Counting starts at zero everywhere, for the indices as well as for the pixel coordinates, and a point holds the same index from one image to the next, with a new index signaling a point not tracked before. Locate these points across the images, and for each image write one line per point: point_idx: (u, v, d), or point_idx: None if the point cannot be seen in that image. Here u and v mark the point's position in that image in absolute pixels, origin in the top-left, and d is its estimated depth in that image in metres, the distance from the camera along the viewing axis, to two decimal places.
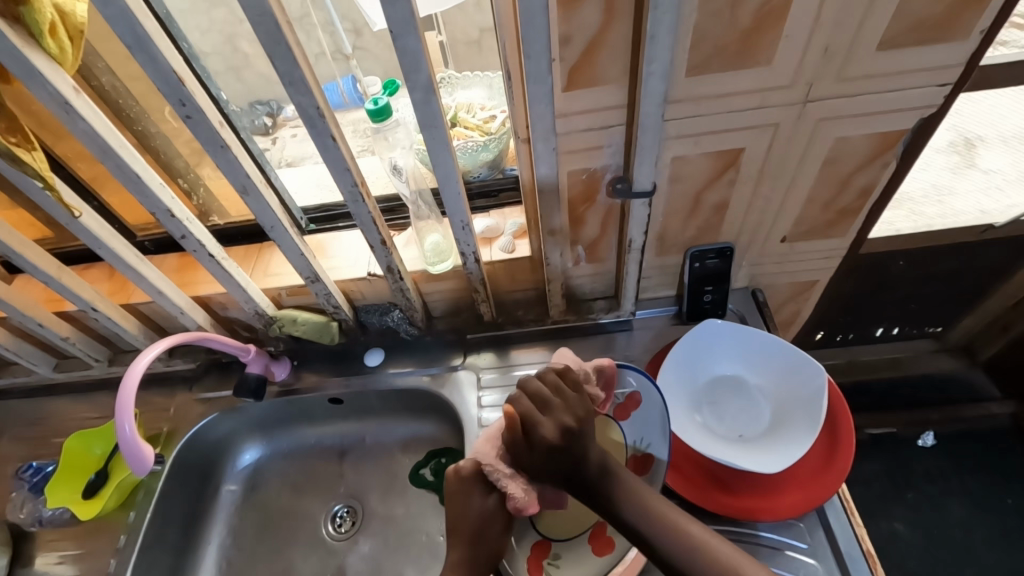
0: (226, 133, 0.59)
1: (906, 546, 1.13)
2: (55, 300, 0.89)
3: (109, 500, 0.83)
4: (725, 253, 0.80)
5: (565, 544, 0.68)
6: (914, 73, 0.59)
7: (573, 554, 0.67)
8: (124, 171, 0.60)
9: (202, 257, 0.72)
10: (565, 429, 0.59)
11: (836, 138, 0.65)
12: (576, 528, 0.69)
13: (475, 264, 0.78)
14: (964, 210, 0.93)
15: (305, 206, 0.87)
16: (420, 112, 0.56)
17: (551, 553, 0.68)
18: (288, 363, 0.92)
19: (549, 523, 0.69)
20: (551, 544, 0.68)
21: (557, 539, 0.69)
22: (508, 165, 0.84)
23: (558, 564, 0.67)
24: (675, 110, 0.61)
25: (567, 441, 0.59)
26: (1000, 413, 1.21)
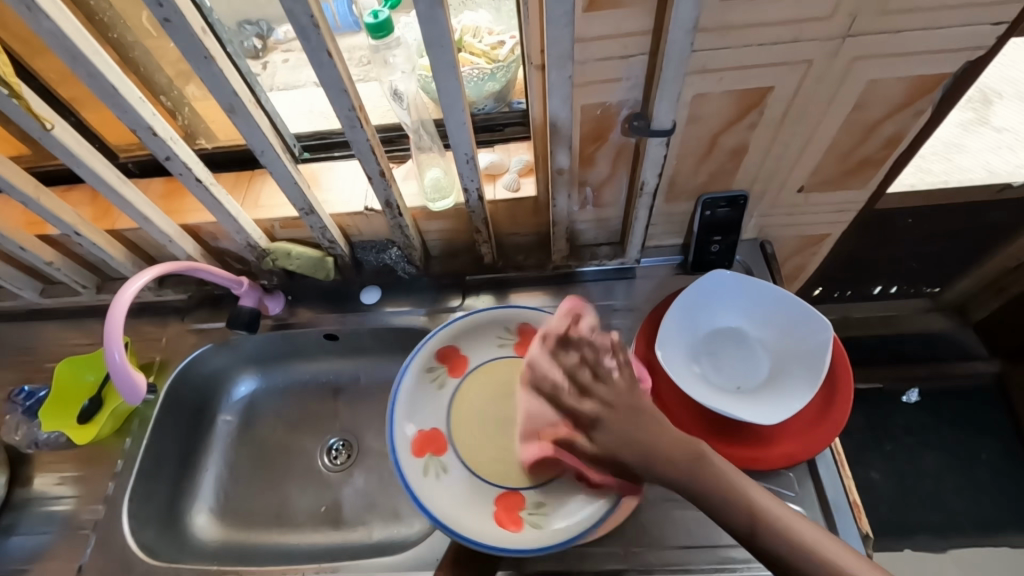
0: (210, 43, 0.53)
1: (879, 494, 1.17)
2: (35, 222, 0.85)
3: (104, 426, 0.83)
4: (737, 201, 0.77)
5: (544, 492, 0.71)
6: (965, 10, 0.54)
7: (553, 499, 0.70)
8: (98, 80, 0.55)
9: (188, 181, 0.68)
10: (571, 345, 0.74)
11: (872, 80, 0.61)
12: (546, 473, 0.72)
13: (478, 202, 0.74)
14: (974, 167, 0.89)
15: (297, 133, 0.83)
16: (426, 29, 0.51)
17: (529, 504, 0.70)
18: (282, 298, 0.90)
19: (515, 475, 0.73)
20: (526, 496, 0.71)
21: (528, 490, 0.72)
22: (515, 98, 0.80)
23: (539, 512, 0.69)
24: (706, 40, 0.56)
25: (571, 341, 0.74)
26: (984, 373, 1.23)
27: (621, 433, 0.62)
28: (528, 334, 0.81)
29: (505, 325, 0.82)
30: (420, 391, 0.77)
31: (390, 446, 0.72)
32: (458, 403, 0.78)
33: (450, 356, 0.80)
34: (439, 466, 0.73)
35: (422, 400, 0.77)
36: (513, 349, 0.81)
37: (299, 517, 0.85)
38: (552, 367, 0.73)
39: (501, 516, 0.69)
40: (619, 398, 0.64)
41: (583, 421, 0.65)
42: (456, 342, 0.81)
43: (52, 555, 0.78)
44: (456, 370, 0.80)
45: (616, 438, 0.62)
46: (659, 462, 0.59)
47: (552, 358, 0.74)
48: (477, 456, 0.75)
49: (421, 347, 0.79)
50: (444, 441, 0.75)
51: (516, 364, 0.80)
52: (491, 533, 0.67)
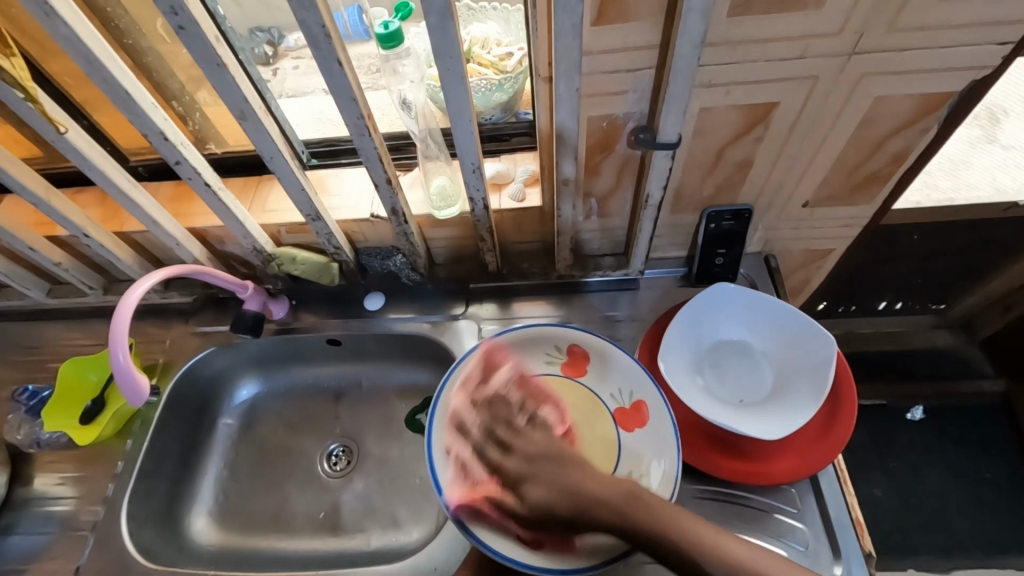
0: (223, 50, 0.54)
1: (882, 512, 1.16)
2: (45, 223, 0.86)
3: (106, 427, 0.83)
4: (742, 214, 0.77)
5: None
6: (971, 29, 0.54)
7: None
8: (112, 85, 0.56)
9: (197, 185, 0.68)
10: (486, 399, 0.72)
11: (878, 96, 0.61)
12: None
13: (483, 211, 0.75)
14: (980, 185, 0.89)
15: (306, 139, 0.83)
16: (435, 39, 0.52)
17: None
18: (286, 302, 0.90)
19: None
20: None
21: None
22: (522, 109, 0.80)
23: None
24: (712, 54, 0.57)
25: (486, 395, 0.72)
26: (990, 391, 1.22)
27: (551, 484, 0.62)
28: (578, 356, 0.78)
29: (557, 343, 0.78)
30: (466, 393, 0.74)
31: (427, 448, 0.68)
32: None
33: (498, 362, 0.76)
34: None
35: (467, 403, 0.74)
36: (560, 368, 0.77)
37: (297, 523, 0.85)
38: (473, 419, 0.71)
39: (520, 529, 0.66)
40: (540, 450, 0.65)
41: (508, 479, 0.64)
42: (507, 351, 0.77)
43: (50, 556, 0.78)
44: None
45: (547, 494, 0.61)
46: (600, 511, 0.58)
47: (468, 411, 0.71)
48: None
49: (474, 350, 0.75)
50: None
51: (564, 384, 0.76)
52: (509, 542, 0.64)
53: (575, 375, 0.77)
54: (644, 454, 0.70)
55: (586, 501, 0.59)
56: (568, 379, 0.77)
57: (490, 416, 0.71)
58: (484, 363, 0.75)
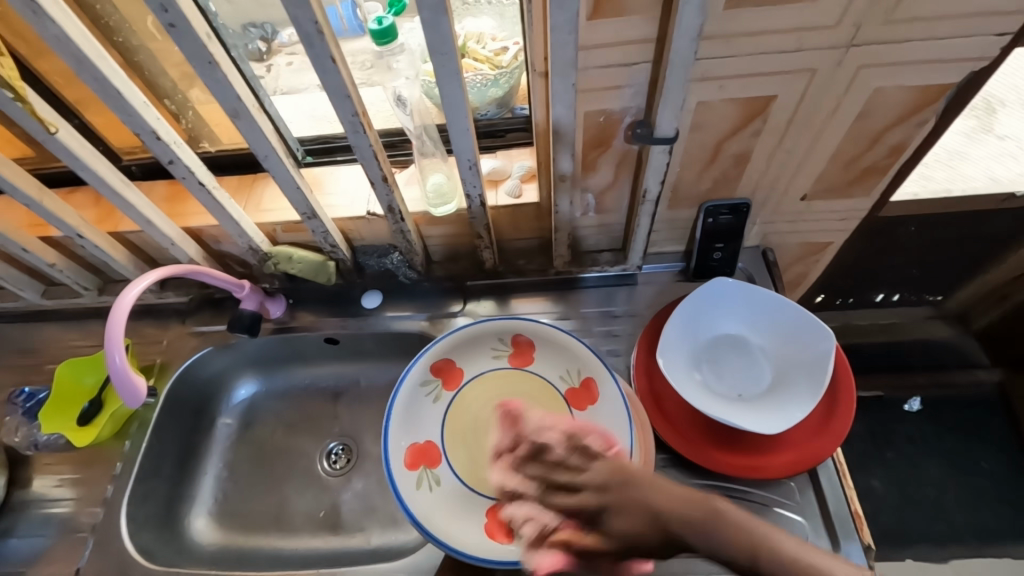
0: (215, 48, 0.53)
1: (880, 503, 1.17)
2: (38, 224, 0.85)
3: (103, 429, 0.83)
4: (740, 208, 0.77)
5: None
6: (969, 20, 0.54)
7: None
8: (103, 84, 0.55)
9: (191, 185, 0.68)
10: (532, 447, 0.64)
11: (876, 89, 0.61)
12: None
13: (480, 208, 0.74)
14: (976, 176, 0.89)
15: (301, 137, 0.83)
16: (429, 35, 0.51)
17: None
18: (283, 301, 0.90)
19: None
20: None
21: None
22: (518, 104, 0.80)
23: None
24: (709, 48, 0.56)
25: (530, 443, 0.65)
26: (987, 383, 1.22)
27: (634, 512, 0.53)
28: (525, 347, 0.80)
29: (501, 336, 0.80)
30: (415, 405, 0.76)
31: (384, 466, 0.71)
32: (455, 414, 0.78)
33: (444, 369, 0.79)
34: (432, 478, 0.73)
35: (417, 414, 0.76)
36: (508, 361, 0.80)
37: (297, 522, 0.85)
38: (519, 482, 0.64)
39: (491, 527, 0.70)
40: (606, 478, 0.57)
41: (586, 521, 0.56)
42: (452, 355, 0.79)
43: (49, 558, 0.78)
44: (450, 384, 0.79)
45: (629, 525, 0.53)
46: (688, 534, 0.50)
47: (517, 474, 0.64)
48: (472, 467, 0.75)
49: (416, 361, 0.77)
50: (437, 453, 0.75)
51: (513, 377, 0.79)
52: (480, 545, 0.67)
53: (523, 365, 0.80)
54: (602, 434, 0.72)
55: (675, 526, 0.51)
56: (517, 371, 0.79)
57: (541, 465, 0.63)
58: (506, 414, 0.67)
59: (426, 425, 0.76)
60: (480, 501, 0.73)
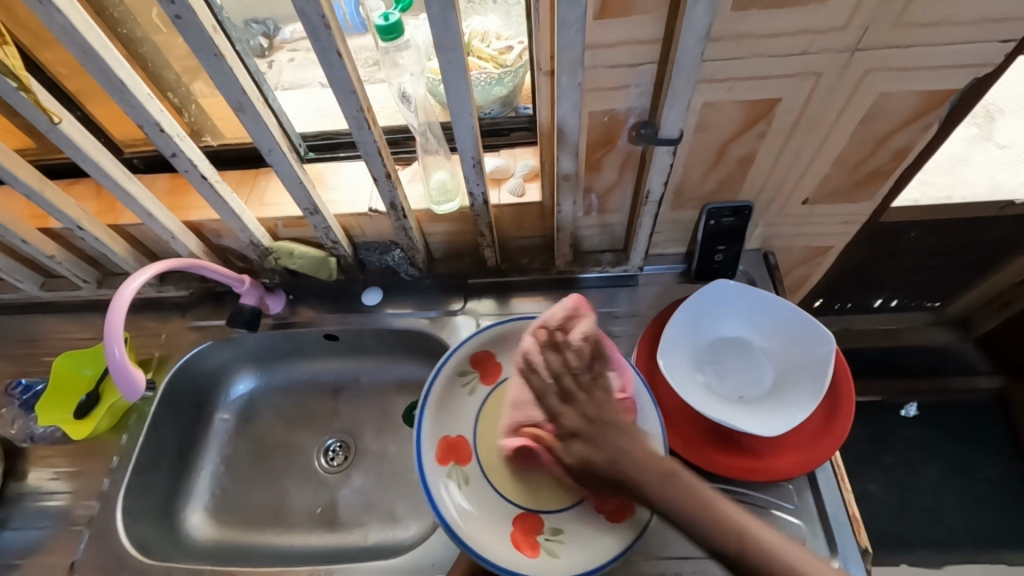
0: (221, 40, 0.53)
1: (876, 508, 1.17)
2: (38, 215, 0.85)
3: (101, 422, 0.83)
4: (742, 211, 0.77)
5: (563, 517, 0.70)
6: (975, 26, 0.54)
7: (573, 527, 0.69)
8: (108, 76, 0.55)
9: (194, 178, 0.68)
10: (566, 343, 0.69)
11: (880, 93, 0.61)
12: (568, 499, 0.71)
13: (483, 206, 0.74)
14: (975, 183, 0.90)
15: (304, 132, 0.83)
16: (437, 32, 0.51)
17: (547, 529, 0.69)
18: (283, 297, 0.89)
19: (533, 497, 0.72)
20: (546, 519, 0.70)
21: (548, 514, 0.70)
22: (522, 103, 0.80)
23: (557, 538, 0.68)
24: (715, 49, 0.57)
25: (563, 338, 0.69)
26: (985, 389, 1.22)
27: (603, 449, 0.60)
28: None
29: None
30: (450, 396, 0.76)
31: (415, 453, 0.71)
32: (488, 412, 0.77)
33: (483, 363, 0.79)
34: (461, 476, 0.73)
35: (450, 405, 0.76)
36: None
37: (295, 518, 0.85)
38: (541, 360, 0.69)
39: (518, 538, 0.69)
40: (601, 414, 0.63)
41: (560, 429, 0.64)
42: (493, 349, 0.79)
43: (44, 551, 0.77)
44: (486, 379, 0.78)
45: (596, 451, 0.61)
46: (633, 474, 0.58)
47: (541, 351, 0.69)
48: (501, 473, 0.74)
49: (454, 352, 0.77)
50: (468, 452, 0.75)
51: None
52: (503, 553, 0.66)
53: None
54: None
55: (623, 470, 0.59)
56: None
57: (560, 358, 0.68)
58: (570, 310, 0.71)
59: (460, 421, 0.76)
60: (506, 508, 0.71)
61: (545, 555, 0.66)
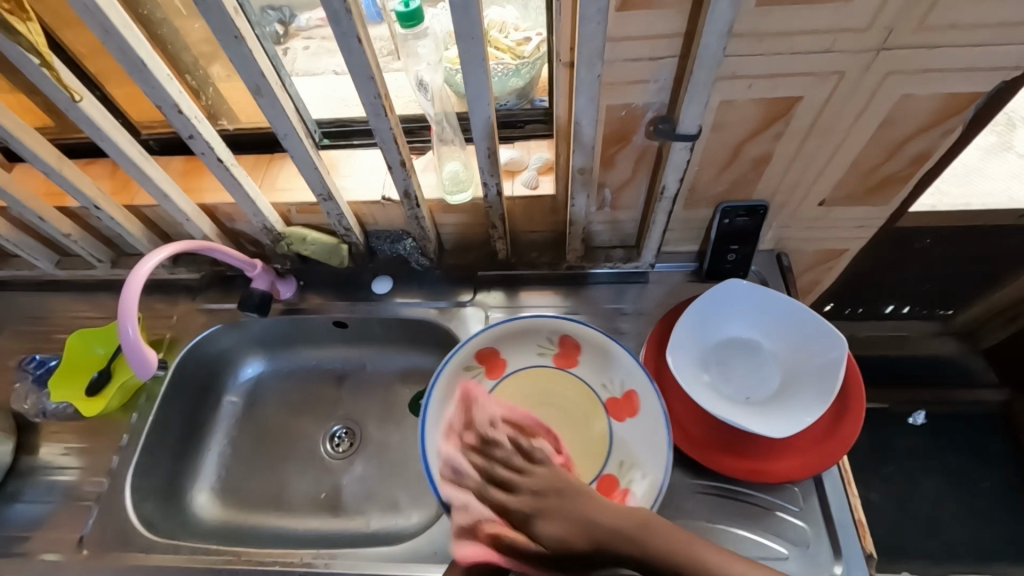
0: (241, 23, 0.53)
1: (880, 516, 1.15)
2: (55, 193, 0.86)
3: (112, 400, 0.84)
4: (756, 211, 0.76)
5: None
6: (1005, 29, 0.53)
7: None
8: (129, 56, 0.55)
9: (210, 161, 0.68)
10: (479, 440, 0.70)
11: (903, 95, 0.60)
12: None
13: (496, 197, 0.74)
14: (993, 192, 0.89)
15: (319, 119, 0.83)
16: (457, 20, 0.51)
17: None
18: (293, 283, 0.91)
19: None
20: None
21: None
22: (538, 96, 0.79)
23: None
24: (737, 45, 0.56)
25: (478, 437, 0.70)
26: (996, 401, 1.20)
27: (571, 518, 0.60)
28: (571, 348, 0.79)
29: (550, 335, 0.80)
30: (457, 387, 0.76)
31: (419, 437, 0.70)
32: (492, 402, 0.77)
33: (489, 359, 0.79)
34: None
35: (456, 394, 0.76)
36: (552, 360, 0.79)
37: (299, 502, 0.86)
38: (468, 464, 0.68)
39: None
40: (544, 482, 0.63)
41: (515, 518, 0.63)
42: (498, 345, 0.79)
43: (52, 525, 0.78)
44: (492, 372, 0.78)
45: (565, 526, 0.59)
46: (610, 533, 0.57)
47: (462, 455, 0.69)
48: None
49: (464, 344, 0.77)
50: None
51: (556, 378, 0.79)
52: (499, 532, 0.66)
53: (567, 367, 0.79)
54: (638, 451, 0.72)
55: (597, 534, 0.58)
56: (560, 371, 0.79)
57: (482, 459, 0.68)
58: (462, 405, 0.73)
59: None
60: None
61: None
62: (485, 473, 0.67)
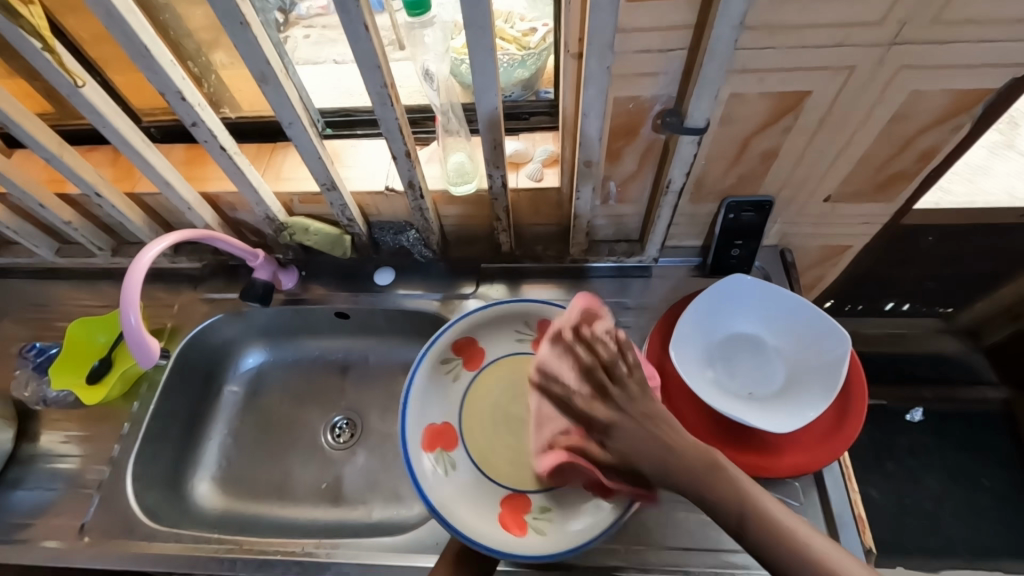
0: (247, 9, 0.53)
1: (879, 512, 1.16)
2: (56, 180, 0.85)
3: (112, 389, 0.84)
4: (763, 206, 0.76)
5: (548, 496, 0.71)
6: (1020, 25, 0.52)
7: (559, 506, 0.70)
8: (133, 41, 0.54)
9: (213, 149, 0.67)
10: (589, 349, 0.69)
11: (913, 91, 0.59)
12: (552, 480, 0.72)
13: (502, 189, 0.74)
14: (996, 191, 0.89)
15: (323, 108, 0.83)
16: (467, 8, 0.50)
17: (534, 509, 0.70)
18: (296, 273, 0.90)
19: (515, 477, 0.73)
20: (532, 499, 0.71)
21: (534, 493, 0.72)
22: (543, 88, 0.79)
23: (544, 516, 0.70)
24: (750, 38, 0.55)
25: (587, 344, 0.70)
26: (994, 399, 1.21)
27: (640, 439, 0.58)
28: None
29: (526, 321, 0.81)
30: (435, 383, 0.77)
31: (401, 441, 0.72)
32: (473, 395, 0.79)
33: (467, 349, 0.80)
34: (448, 461, 0.74)
35: (436, 392, 0.77)
36: (530, 346, 0.80)
37: (300, 492, 0.86)
38: (568, 367, 0.70)
39: (506, 519, 0.70)
40: (630, 402, 0.61)
41: (594, 428, 0.62)
42: (476, 334, 0.80)
43: (52, 513, 0.78)
44: (472, 363, 0.80)
45: (633, 446, 0.58)
46: (676, 464, 0.55)
47: (567, 355, 0.71)
48: (486, 455, 0.75)
49: (439, 337, 0.78)
50: (453, 438, 0.76)
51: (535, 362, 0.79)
52: (494, 533, 0.67)
53: None
54: None
55: (659, 456, 0.56)
56: None
57: (587, 359, 0.68)
58: (581, 316, 0.74)
59: (447, 406, 0.77)
60: (494, 490, 0.73)
61: (535, 533, 0.68)
62: (583, 373, 0.68)
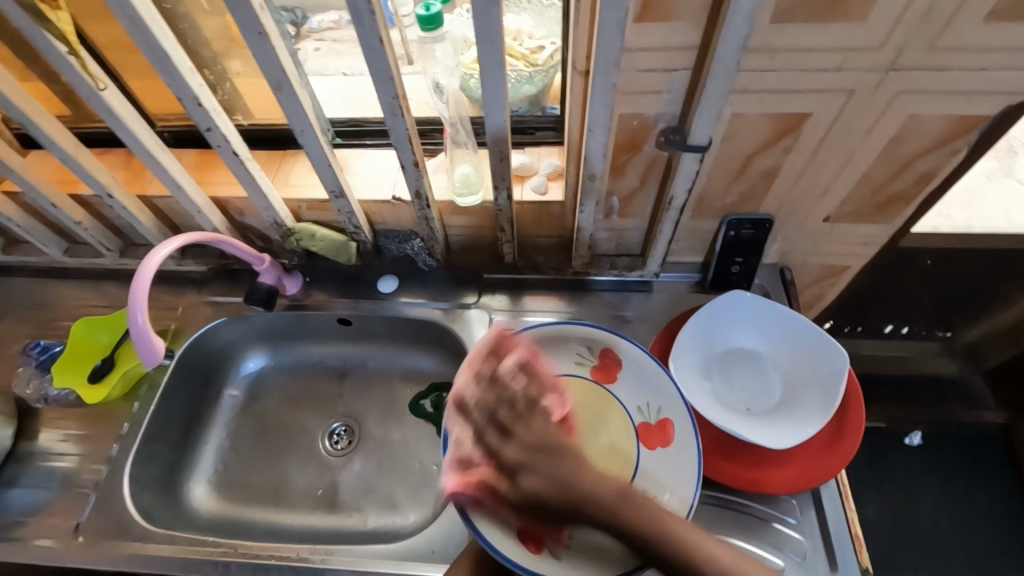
0: (266, 19, 0.54)
1: (876, 534, 1.15)
2: (68, 181, 0.86)
3: (115, 388, 0.85)
4: (763, 224, 0.77)
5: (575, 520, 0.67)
6: (1013, 54, 0.54)
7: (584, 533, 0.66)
8: (154, 47, 0.56)
9: (226, 154, 0.69)
10: (495, 382, 0.67)
11: (910, 115, 0.61)
12: None
13: (506, 201, 0.75)
14: (992, 215, 0.90)
15: (333, 118, 0.84)
16: (479, 23, 0.52)
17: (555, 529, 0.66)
18: (300, 279, 0.91)
19: None
20: None
21: None
22: (549, 104, 0.81)
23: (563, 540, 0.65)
24: (752, 60, 0.57)
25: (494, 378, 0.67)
26: (993, 423, 1.21)
27: (551, 477, 0.58)
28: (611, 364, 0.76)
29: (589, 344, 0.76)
30: None
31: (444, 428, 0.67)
32: None
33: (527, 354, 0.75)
34: None
35: None
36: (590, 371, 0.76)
37: (296, 497, 0.86)
38: (474, 396, 0.66)
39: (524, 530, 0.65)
40: (540, 439, 0.61)
41: (503, 467, 0.60)
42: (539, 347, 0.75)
43: (48, 512, 0.78)
44: None
45: (546, 484, 0.58)
46: (590, 498, 0.56)
47: (475, 385, 0.67)
48: None
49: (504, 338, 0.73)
50: None
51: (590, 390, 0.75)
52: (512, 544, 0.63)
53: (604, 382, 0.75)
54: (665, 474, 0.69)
55: (571, 492, 0.57)
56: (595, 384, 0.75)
57: (489, 394, 0.66)
58: (490, 345, 0.70)
59: None
60: None
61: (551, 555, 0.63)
62: (494, 403, 0.65)
